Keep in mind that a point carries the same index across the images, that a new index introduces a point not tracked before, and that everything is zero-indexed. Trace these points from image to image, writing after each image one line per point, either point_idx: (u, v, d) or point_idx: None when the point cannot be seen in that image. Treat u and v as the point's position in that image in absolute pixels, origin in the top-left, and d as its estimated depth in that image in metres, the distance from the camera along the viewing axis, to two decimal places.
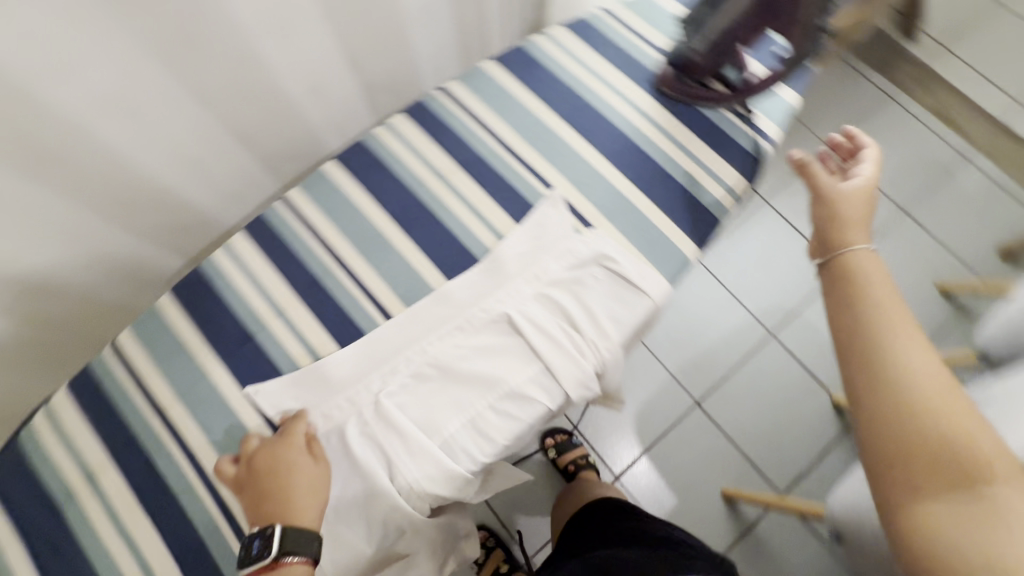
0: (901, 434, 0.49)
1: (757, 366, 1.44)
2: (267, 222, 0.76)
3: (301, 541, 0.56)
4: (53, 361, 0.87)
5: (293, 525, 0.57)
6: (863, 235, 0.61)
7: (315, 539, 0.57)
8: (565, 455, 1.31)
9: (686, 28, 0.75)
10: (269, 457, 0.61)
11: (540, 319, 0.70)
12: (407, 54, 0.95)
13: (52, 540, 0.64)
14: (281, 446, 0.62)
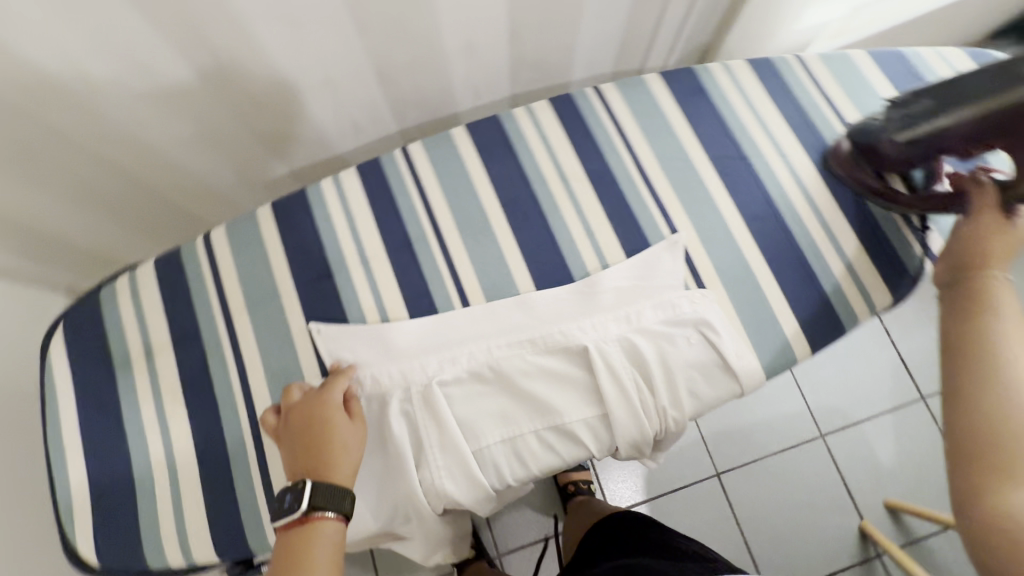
0: (1004, 454, 0.47)
1: (795, 466, 1.34)
2: (381, 167, 0.75)
3: (333, 497, 0.56)
4: (155, 222, 0.93)
5: (325, 481, 0.57)
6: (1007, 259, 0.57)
7: (346, 494, 0.57)
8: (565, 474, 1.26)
9: (891, 110, 0.65)
10: (307, 413, 0.61)
11: (618, 363, 0.65)
12: (569, 39, 0.89)
13: (98, 397, 0.66)
14: (319, 402, 0.61)
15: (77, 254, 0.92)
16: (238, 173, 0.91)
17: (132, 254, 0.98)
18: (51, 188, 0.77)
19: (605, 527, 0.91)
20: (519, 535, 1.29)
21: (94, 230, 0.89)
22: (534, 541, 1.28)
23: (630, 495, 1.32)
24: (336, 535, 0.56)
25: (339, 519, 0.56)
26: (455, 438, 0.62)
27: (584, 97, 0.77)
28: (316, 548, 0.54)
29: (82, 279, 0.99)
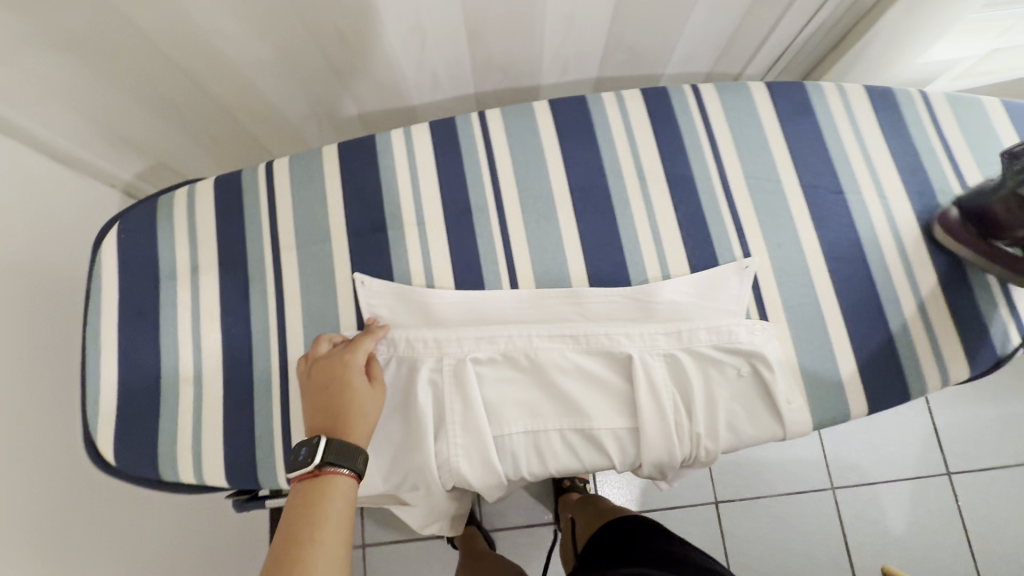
0: None
1: (799, 513, 1.29)
2: (454, 127, 0.72)
3: (347, 455, 0.55)
4: (222, 140, 0.95)
5: (340, 438, 0.56)
6: None
7: (360, 453, 0.56)
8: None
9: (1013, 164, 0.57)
10: (330, 367, 0.60)
11: (659, 380, 0.61)
12: (672, 29, 0.84)
13: (139, 302, 0.66)
14: (341, 359, 0.60)
15: (144, 155, 0.95)
16: (306, 104, 0.89)
17: (195, 167, 1.00)
18: (132, 87, 0.78)
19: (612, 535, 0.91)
20: (507, 517, 1.29)
21: (164, 137, 0.91)
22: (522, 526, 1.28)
23: (622, 503, 1.30)
24: (350, 489, 0.55)
25: (352, 476, 0.55)
26: (478, 420, 0.60)
27: (679, 94, 0.73)
28: (330, 499, 0.54)
29: (146, 182, 1.03)
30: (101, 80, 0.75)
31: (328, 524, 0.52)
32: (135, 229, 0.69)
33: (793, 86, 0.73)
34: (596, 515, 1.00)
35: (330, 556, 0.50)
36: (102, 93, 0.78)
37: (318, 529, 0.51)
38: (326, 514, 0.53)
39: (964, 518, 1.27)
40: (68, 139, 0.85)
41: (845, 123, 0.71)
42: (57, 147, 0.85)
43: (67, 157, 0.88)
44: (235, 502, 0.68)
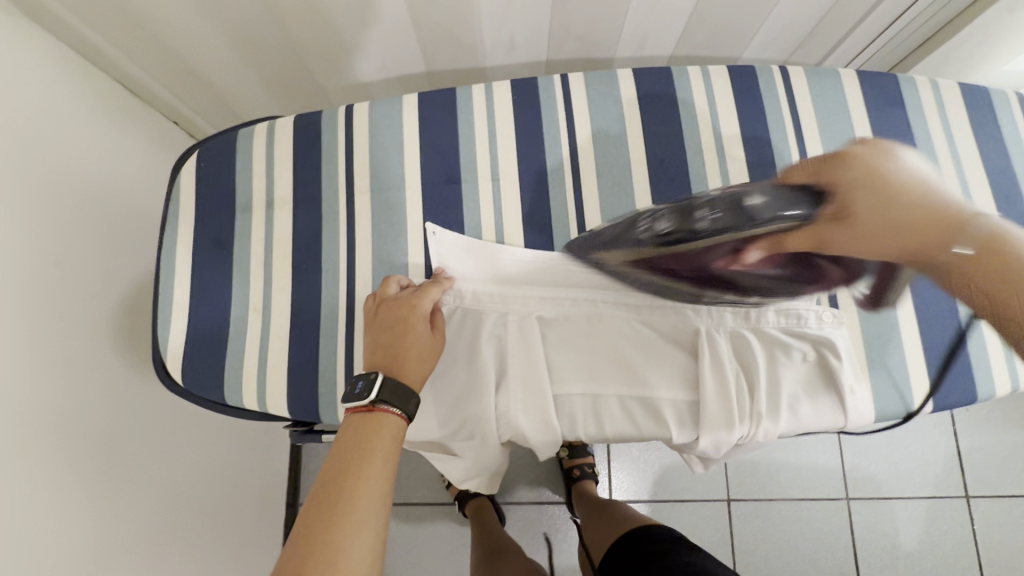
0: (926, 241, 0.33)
1: (810, 520, 1.28)
2: (536, 88, 0.71)
3: (403, 398, 0.55)
4: (288, 87, 0.95)
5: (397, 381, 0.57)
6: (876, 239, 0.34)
7: (413, 397, 0.56)
8: (573, 457, 1.22)
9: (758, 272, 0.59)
10: (395, 309, 0.60)
11: (725, 355, 0.61)
12: (760, 13, 0.82)
13: (216, 231, 0.68)
14: (407, 305, 0.60)
15: (210, 96, 0.97)
16: (379, 56, 0.88)
17: (257, 112, 1.02)
18: (214, 21, 0.79)
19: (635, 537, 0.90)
20: (519, 495, 1.29)
21: (234, 78, 0.92)
22: (532, 504, 1.28)
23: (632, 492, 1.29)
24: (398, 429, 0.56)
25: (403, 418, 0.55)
26: (541, 377, 0.61)
27: (767, 76, 0.71)
28: (378, 434, 0.54)
29: (208, 123, 1.05)
30: (187, 13, 0.76)
31: (372, 458, 0.52)
32: (213, 159, 0.70)
33: (886, 79, 0.71)
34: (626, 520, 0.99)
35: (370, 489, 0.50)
36: (183, 27, 0.79)
37: (364, 463, 0.51)
38: (373, 448, 0.53)
39: (978, 541, 1.26)
40: (142, 71, 0.87)
41: (935, 120, 0.69)
42: (131, 78, 0.88)
43: (140, 89, 0.91)
44: (295, 434, 0.75)
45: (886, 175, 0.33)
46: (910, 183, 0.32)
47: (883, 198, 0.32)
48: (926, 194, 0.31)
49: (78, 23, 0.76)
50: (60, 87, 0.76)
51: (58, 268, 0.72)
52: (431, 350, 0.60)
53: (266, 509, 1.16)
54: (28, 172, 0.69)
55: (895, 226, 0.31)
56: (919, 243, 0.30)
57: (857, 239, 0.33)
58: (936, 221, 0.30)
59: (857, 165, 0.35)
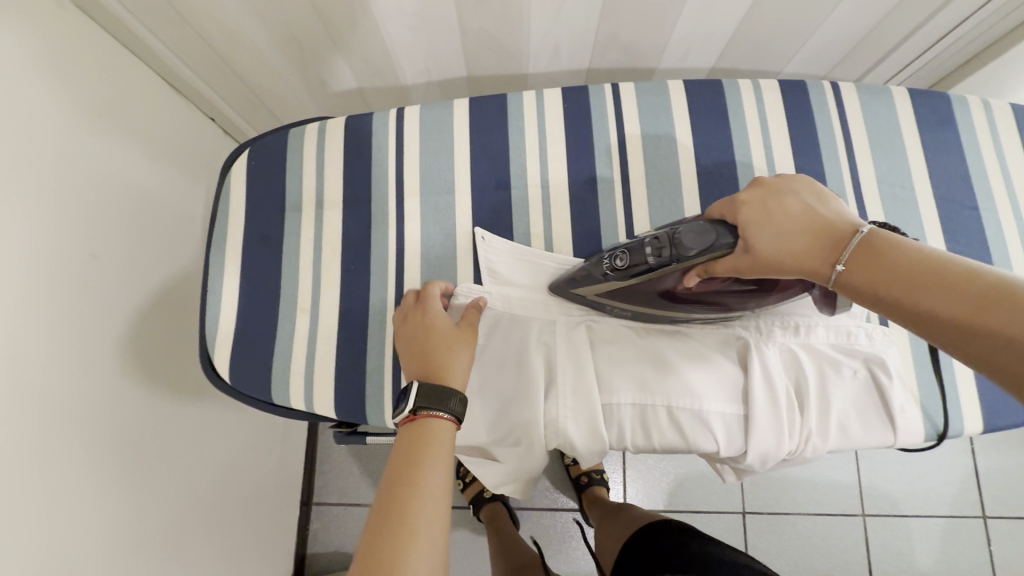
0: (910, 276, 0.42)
1: (824, 535, 1.27)
2: (587, 97, 0.71)
3: (435, 397, 0.54)
4: (328, 89, 0.95)
5: (432, 381, 0.55)
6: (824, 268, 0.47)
7: (450, 394, 0.54)
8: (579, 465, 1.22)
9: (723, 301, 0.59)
10: (413, 322, 0.60)
11: (774, 368, 0.61)
12: (807, 30, 0.82)
13: (265, 229, 0.68)
14: (418, 310, 0.61)
15: (250, 95, 0.98)
16: (424, 59, 0.88)
17: (294, 113, 1.02)
18: (263, 23, 0.79)
19: (652, 531, 0.88)
20: (532, 499, 1.29)
21: (276, 79, 0.93)
22: (545, 509, 1.28)
23: (643, 498, 1.28)
24: (450, 434, 0.54)
25: (448, 419, 0.53)
26: (589, 385, 0.60)
27: (818, 91, 0.71)
28: (432, 442, 0.53)
29: (245, 123, 1.06)
30: (238, 13, 0.77)
31: (429, 469, 0.50)
32: (263, 159, 0.70)
33: (937, 100, 0.71)
34: (637, 518, 0.97)
35: (431, 502, 0.48)
36: (232, 27, 0.79)
37: (417, 470, 0.50)
38: (429, 459, 0.51)
39: (995, 564, 1.25)
40: (185, 68, 0.88)
41: (986, 142, 0.71)
42: (173, 74, 0.89)
43: (181, 85, 0.92)
44: (338, 435, 0.81)
45: (773, 221, 0.49)
46: (791, 225, 0.49)
47: (776, 236, 0.48)
48: (835, 230, 0.47)
49: (128, 18, 0.76)
50: (102, 84, 0.77)
51: (93, 261, 0.73)
52: (463, 341, 0.59)
53: (282, 507, 1.16)
54: (69, 165, 0.70)
55: (792, 254, 0.48)
56: (811, 268, 0.48)
57: (765, 263, 0.49)
58: (833, 250, 0.47)
59: (752, 213, 0.50)
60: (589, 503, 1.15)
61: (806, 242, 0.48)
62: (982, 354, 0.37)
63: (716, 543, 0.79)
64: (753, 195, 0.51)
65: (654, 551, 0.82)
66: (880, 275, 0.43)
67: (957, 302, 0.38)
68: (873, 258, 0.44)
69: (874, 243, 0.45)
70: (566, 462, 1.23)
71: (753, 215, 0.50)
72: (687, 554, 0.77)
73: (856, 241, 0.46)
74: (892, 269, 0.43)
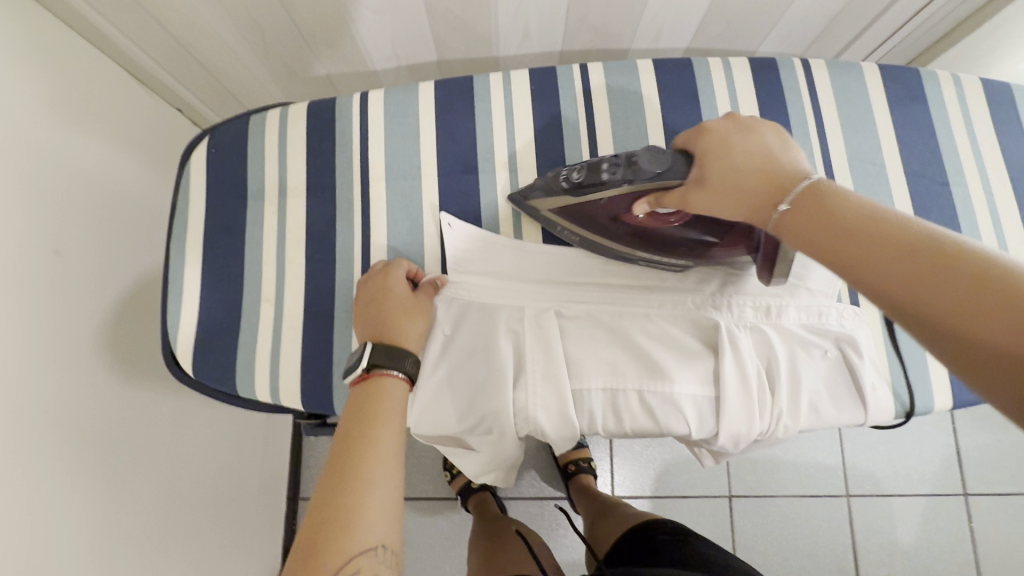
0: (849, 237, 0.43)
1: (809, 516, 1.28)
2: (555, 78, 0.70)
3: (387, 354, 0.55)
4: (296, 76, 0.93)
5: (385, 341, 0.56)
6: (766, 206, 0.49)
7: (405, 354, 0.56)
8: (567, 452, 1.22)
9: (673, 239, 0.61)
10: (370, 291, 0.61)
11: (745, 350, 0.60)
12: (779, 8, 0.81)
13: (228, 219, 0.66)
14: (379, 274, 0.62)
15: (216, 84, 0.95)
16: (392, 43, 0.86)
17: (264, 100, 1.00)
18: (223, 7, 0.76)
19: (642, 530, 0.88)
20: (520, 488, 1.29)
21: (241, 66, 0.90)
22: (533, 498, 1.28)
23: (629, 483, 1.29)
24: (403, 392, 0.55)
25: (401, 377, 0.55)
26: (559, 370, 0.59)
27: (789, 70, 0.70)
28: (381, 402, 0.54)
29: (214, 112, 1.03)
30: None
31: (380, 429, 0.51)
32: (224, 148, 0.68)
33: (908, 76, 0.71)
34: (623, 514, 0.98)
35: (383, 462, 0.50)
36: (191, 12, 0.77)
37: (369, 427, 0.51)
38: (381, 418, 0.52)
39: (975, 539, 1.27)
40: (143, 55, 0.85)
41: (958, 117, 0.70)
42: (133, 63, 0.86)
43: (141, 73, 0.88)
44: (312, 427, 0.79)
45: (731, 153, 0.51)
46: (745, 162, 0.51)
47: (729, 171, 0.51)
48: (786, 175, 0.49)
49: (82, 4, 0.73)
50: (62, 72, 0.74)
51: (57, 257, 0.70)
52: (419, 306, 0.60)
53: (268, 503, 1.16)
54: (24, 156, 0.67)
55: (738, 191, 0.50)
56: (755, 207, 0.50)
57: (711, 197, 0.52)
58: (778, 193, 0.48)
59: (713, 145, 0.52)
60: (577, 493, 1.16)
61: (754, 181, 0.50)
62: (941, 330, 0.36)
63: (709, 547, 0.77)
64: (719, 129, 0.53)
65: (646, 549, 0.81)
66: (835, 240, 0.43)
67: (912, 276, 0.38)
68: (836, 220, 0.44)
69: (828, 204, 0.45)
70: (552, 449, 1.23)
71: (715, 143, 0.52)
72: (679, 552, 0.76)
73: (803, 192, 0.47)
74: (838, 227, 0.43)
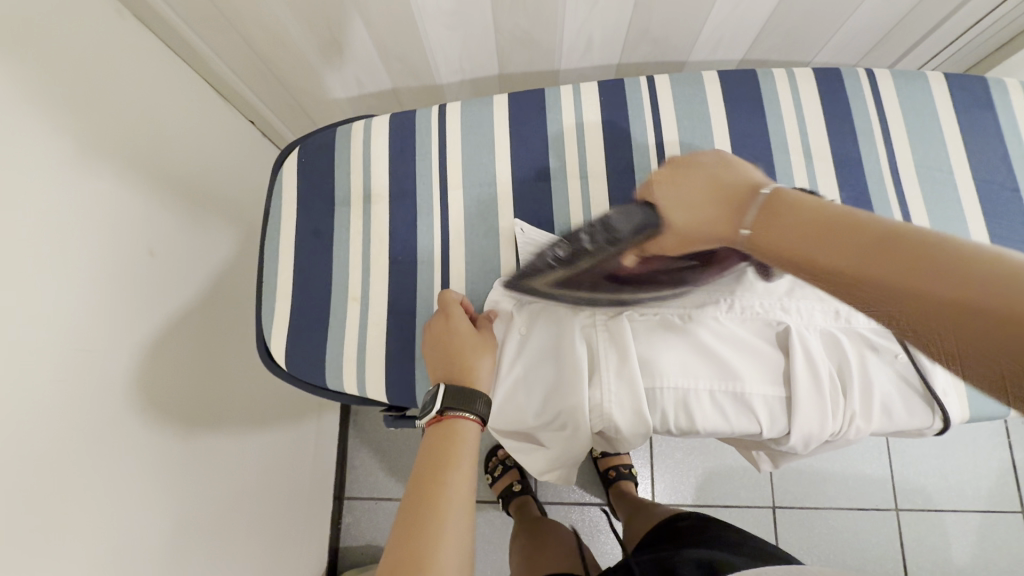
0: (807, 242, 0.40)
1: (856, 530, 1.26)
2: (624, 90, 0.73)
3: (458, 398, 0.57)
4: (365, 90, 0.98)
5: (456, 383, 0.59)
6: (733, 227, 0.45)
7: (475, 397, 0.58)
8: (608, 458, 1.23)
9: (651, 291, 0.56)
10: (436, 333, 0.64)
11: (818, 353, 0.61)
12: (838, 21, 0.83)
13: (317, 223, 0.72)
14: (441, 316, 0.64)
15: (285, 93, 0.99)
16: (459, 59, 0.91)
17: (332, 114, 1.06)
18: (308, 28, 0.82)
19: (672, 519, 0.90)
20: (559, 493, 1.29)
21: (315, 83, 0.96)
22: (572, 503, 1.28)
23: (672, 490, 1.29)
24: (474, 433, 0.58)
25: (474, 419, 0.57)
26: (634, 369, 0.60)
27: (853, 81, 0.72)
28: (458, 441, 0.57)
29: (284, 125, 1.10)
30: (285, 19, 0.80)
31: (455, 464, 0.55)
32: (313, 158, 0.74)
33: (972, 86, 0.72)
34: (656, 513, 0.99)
35: (456, 499, 0.52)
36: (278, 32, 0.83)
37: (448, 462, 0.55)
38: (455, 458, 0.55)
39: None
40: (225, 68, 0.91)
41: None
42: (214, 75, 0.91)
43: (222, 87, 0.95)
44: (389, 419, 0.82)
45: (679, 193, 0.53)
46: (695, 193, 0.51)
47: (682, 204, 0.52)
48: (736, 189, 0.48)
49: (179, 24, 0.80)
50: (157, 86, 0.81)
51: (151, 258, 0.76)
52: (483, 344, 0.63)
53: (318, 497, 1.20)
54: (127, 163, 0.73)
55: (702, 219, 0.48)
56: (723, 234, 0.47)
57: (683, 231, 0.50)
58: (739, 211, 0.46)
59: (664, 191, 0.56)
60: (616, 497, 1.16)
61: (710, 204, 0.49)
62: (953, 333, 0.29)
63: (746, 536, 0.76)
64: (661, 175, 0.59)
65: (678, 535, 0.82)
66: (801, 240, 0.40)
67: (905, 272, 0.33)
68: (786, 219, 0.42)
69: (781, 199, 0.44)
70: (596, 454, 1.24)
71: (668, 195, 0.54)
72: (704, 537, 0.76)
73: (762, 201, 0.45)
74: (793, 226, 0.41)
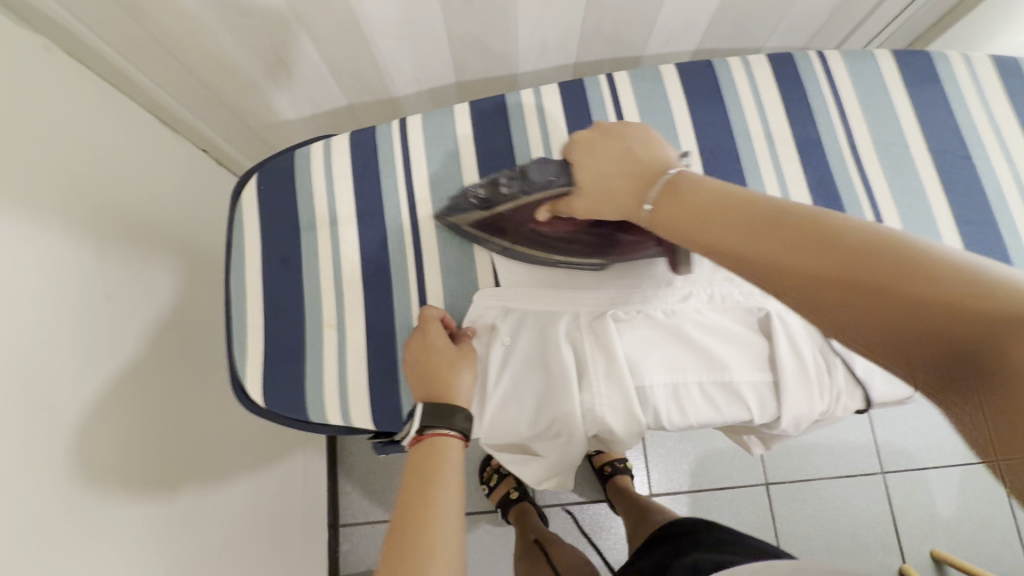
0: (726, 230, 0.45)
1: (846, 496, 1.28)
2: (584, 89, 0.73)
3: (437, 415, 0.56)
4: (319, 108, 0.96)
5: (435, 400, 0.57)
6: (630, 204, 0.53)
7: (454, 413, 0.56)
8: (602, 456, 1.22)
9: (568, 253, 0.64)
10: (414, 352, 0.61)
11: (802, 336, 0.61)
12: (784, 7, 0.84)
13: (283, 250, 0.69)
14: (418, 331, 0.62)
15: (235, 120, 0.97)
16: (415, 70, 0.90)
17: (288, 136, 1.03)
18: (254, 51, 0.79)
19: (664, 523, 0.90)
20: (558, 495, 1.27)
21: (267, 107, 0.93)
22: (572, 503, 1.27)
23: (668, 479, 1.29)
24: (458, 450, 0.56)
25: (455, 435, 0.56)
26: (622, 370, 0.59)
27: (805, 64, 0.74)
28: (443, 459, 0.55)
29: (238, 152, 1.06)
30: (230, 44, 0.77)
31: (443, 483, 0.53)
32: (273, 184, 0.71)
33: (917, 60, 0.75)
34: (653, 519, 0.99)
35: (446, 518, 0.50)
36: (222, 57, 0.79)
37: (435, 480, 0.53)
38: (442, 477, 0.53)
39: None
40: (172, 99, 0.87)
41: (970, 93, 0.74)
42: (158, 105, 0.87)
43: (170, 118, 0.91)
44: (377, 446, 0.79)
45: (598, 163, 0.56)
46: (611, 166, 0.55)
47: (598, 172, 0.55)
48: (647, 170, 0.53)
49: (116, 57, 0.77)
50: (101, 123, 0.77)
51: (108, 302, 0.72)
52: (462, 356, 0.61)
53: (311, 529, 1.16)
54: (74, 205, 0.69)
55: (609, 194, 0.54)
56: (627, 209, 0.54)
57: (592, 202, 0.56)
58: (644, 190, 0.52)
59: (580, 150, 0.58)
60: (618, 497, 1.16)
61: (623, 180, 0.53)
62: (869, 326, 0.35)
63: (731, 537, 0.76)
64: (588, 136, 0.58)
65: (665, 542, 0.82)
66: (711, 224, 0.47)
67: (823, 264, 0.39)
68: (690, 202, 0.48)
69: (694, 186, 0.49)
70: (589, 453, 1.24)
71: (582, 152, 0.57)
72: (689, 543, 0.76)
73: (667, 181, 0.51)
74: (694, 206, 0.48)
